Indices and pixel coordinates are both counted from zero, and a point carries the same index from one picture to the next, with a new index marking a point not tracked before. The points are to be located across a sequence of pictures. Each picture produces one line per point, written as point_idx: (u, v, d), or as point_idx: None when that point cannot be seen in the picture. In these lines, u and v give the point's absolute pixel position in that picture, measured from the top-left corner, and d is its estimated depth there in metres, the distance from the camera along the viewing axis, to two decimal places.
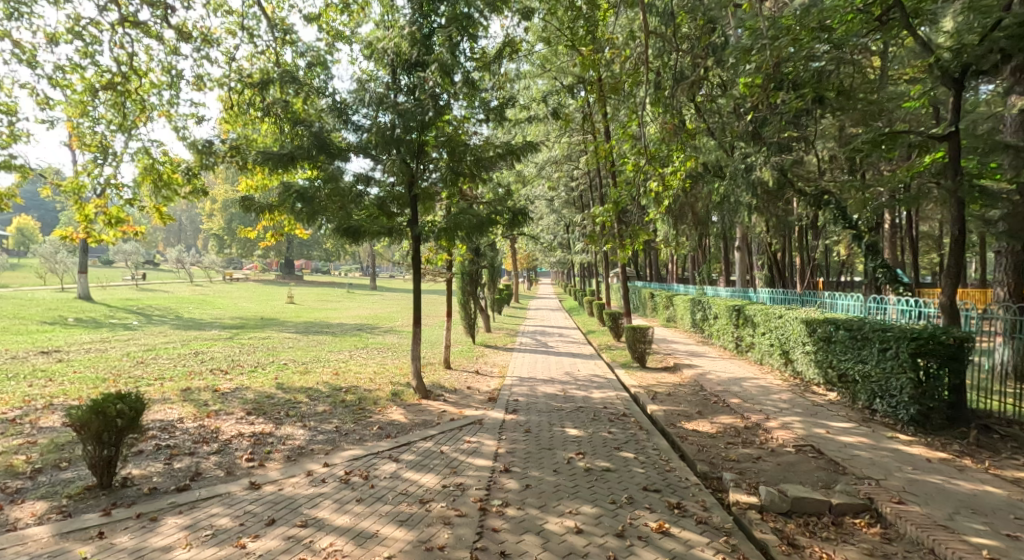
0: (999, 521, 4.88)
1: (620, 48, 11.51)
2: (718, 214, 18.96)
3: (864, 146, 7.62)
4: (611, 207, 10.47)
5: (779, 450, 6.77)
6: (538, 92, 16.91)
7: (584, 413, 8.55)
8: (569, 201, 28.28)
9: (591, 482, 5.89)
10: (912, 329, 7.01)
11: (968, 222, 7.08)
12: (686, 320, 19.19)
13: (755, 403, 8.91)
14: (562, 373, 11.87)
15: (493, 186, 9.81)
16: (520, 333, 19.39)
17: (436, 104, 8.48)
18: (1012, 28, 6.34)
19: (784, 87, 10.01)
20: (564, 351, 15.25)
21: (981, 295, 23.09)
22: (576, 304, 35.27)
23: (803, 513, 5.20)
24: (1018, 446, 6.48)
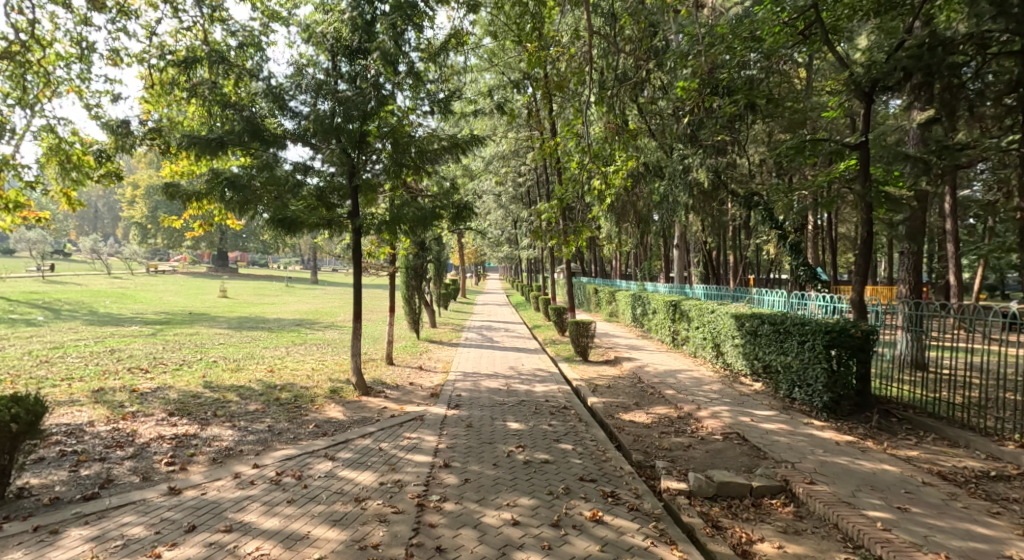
0: (893, 495, 5.37)
1: (565, 47, 11.74)
2: (659, 213, 19.61)
3: (789, 151, 8.18)
4: (554, 204, 10.71)
5: (708, 439, 7.16)
6: (483, 86, 17.00)
7: (526, 407, 8.78)
8: (516, 197, 28.49)
9: (530, 474, 6.10)
10: (826, 323, 7.56)
11: (875, 224, 7.73)
12: (627, 315, 19.78)
13: (688, 393, 9.37)
14: (507, 368, 12.07)
15: (438, 179, 9.88)
16: (466, 329, 19.27)
17: (378, 93, 8.43)
18: (912, 50, 6.90)
19: (720, 92, 10.39)
20: (509, 346, 15.37)
21: (889, 292, 24.86)
22: (520, 300, 35.58)
23: (727, 497, 5.56)
24: (913, 428, 7.13)
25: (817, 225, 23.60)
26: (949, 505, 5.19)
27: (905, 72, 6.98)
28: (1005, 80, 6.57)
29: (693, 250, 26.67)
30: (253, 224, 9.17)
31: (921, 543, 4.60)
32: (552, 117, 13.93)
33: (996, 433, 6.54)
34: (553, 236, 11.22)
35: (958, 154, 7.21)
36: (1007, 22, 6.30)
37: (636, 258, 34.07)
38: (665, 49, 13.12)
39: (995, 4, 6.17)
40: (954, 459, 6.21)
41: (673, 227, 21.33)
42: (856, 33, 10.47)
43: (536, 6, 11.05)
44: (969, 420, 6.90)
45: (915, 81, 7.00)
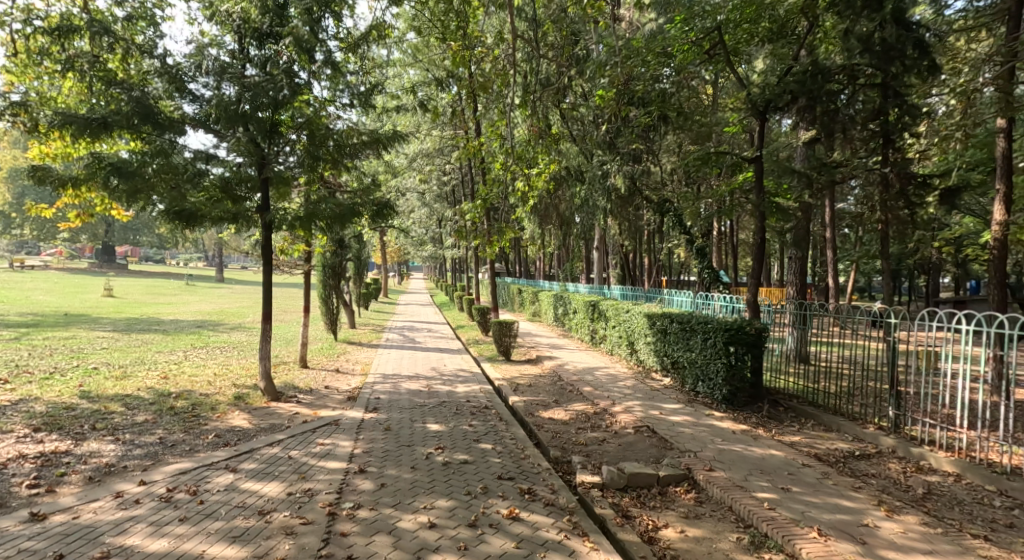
0: (779, 477, 5.93)
1: (490, 48, 11.87)
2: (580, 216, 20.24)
3: (696, 161, 8.77)
4: (478, 204, 10.86)
5: (621, 432, 7.57)
6: (407, 81, 16.96)
7: (447, 408, 8.91)
8: (441, 195, 28.49)
9: (448, 476, 6.24)
10: (726, 321, 8.16)
11: (767, 231, 8.40)
12: (549, 315, 20.25)
13: (604, 389, 9.82)
14: (428, 369, 12.16)
15: (358, 174, 9.84)
16: (387, 329, 19.23)
17: (291, 81, 8.25)
18: (799, 75, 7.64)
19: (636, 103, 10.93)
20: (431, 347, 15.50)
21: (784, 292, 26.91)
22: (444, 300, 35.44)
23: (637, 487, 5.94)
24: (797, 416, 7.91)
25: (724, 230, 25.14)
26: (823, 483, 5.80)
27: (792, 94, 7.72)
28: (867, 108, 7.71)
29: (612, 252, 27.62)
30: (143, 215, 8.76)
31: (798, 517, 5.09)
32: (478, 118, 14.10)
33: (864, 417, 7.36)
34: (477, 237, 11.32)
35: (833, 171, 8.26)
36: (872, 59, 7.18)
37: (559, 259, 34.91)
38: (587, 56, 13.56)
39: (862, 42, 7.07)
40: (827, 441, 6.94)
41: (593, 229, 22.03)
42: (755, 56, 11.35)
43: (461, 5, 11.17)
44: (842, 407, 7.71)
45: (801, 104, 7.80)
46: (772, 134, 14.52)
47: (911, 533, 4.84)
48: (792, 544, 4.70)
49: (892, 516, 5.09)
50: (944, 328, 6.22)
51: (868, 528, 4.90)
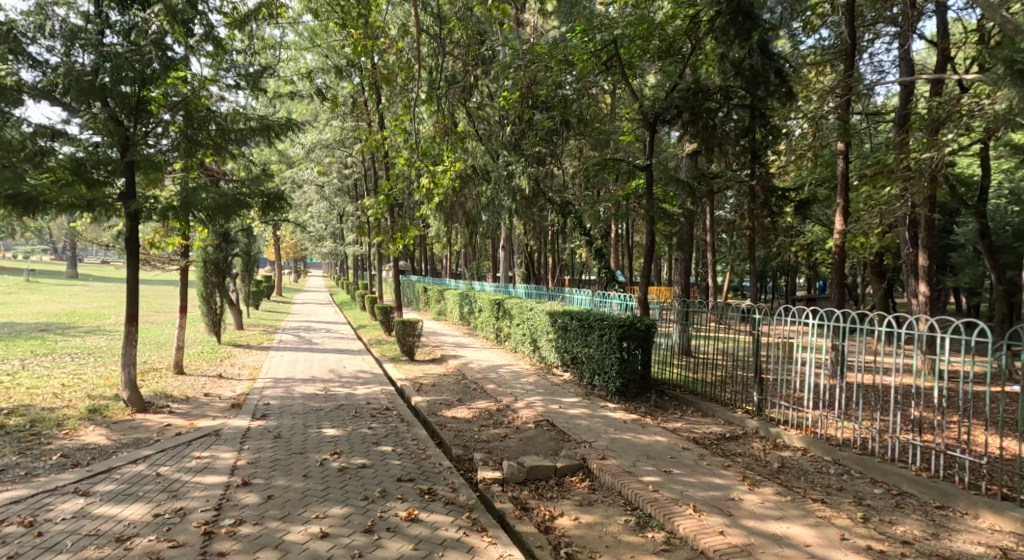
0: (662, 461, 6.42)
1: (394, 40, 11.73)
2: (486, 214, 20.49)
3: (594, 167, 9.29)
4: (380, 199, 10.76)
5: (522, 427, 7.86)
6: (304, 65, 16.40)
7: (345, 411, 8.81)
8: (341, 189, 27.74)
9: (344, 481, 6.14)
10: (619, 318, 8.69)
11: (656, 233, 9.00)
12: (455, 314, 20.36)
13: (507, 386, 10.11)
14: (326, 371, 11.91)
15: (246, 163, 9.44)
16: (279, 330, 18.59)
17: (162, 54, 7.51)
18: (684, 92, 8.29)
19: (540, 106, 11.35)
20: (328, 347, 15.16)
21: (671, 292, 28.60)
22: (343, 299, 34.45)
23: (535, 480, 6.22)
24: (680, 404, 8.65)
25: (620, 232, 26.37)
26: (699, 464, 6.37)
27: (677, 110, 8.40)
28: (740, 126, 8.46)
29: (515, 251, 28.13)
30: None
31: (677, 497, 5.54)
32: (380, 111, 13.85)
33: (734, 403, 8.19)
34: (379, 234, 11.14)
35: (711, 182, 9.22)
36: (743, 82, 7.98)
37: (465, 258, 35.09)
38: (493, 57, 13.74)
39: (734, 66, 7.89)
40: (704, 426, 7.65)
41: (500, 229, 22.28)
42: (646, 71, 12.16)
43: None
44: (717, 394, 8.51)
45: (686, 118, 8.46)
46: (663, 145, 15.51)
47: (767, 502, 5.43)
48: (671, 521, 5.11)
49: (753, 489, 5.70)
50: (800, 322, 7.05)
51: (734, 501, 5.45)
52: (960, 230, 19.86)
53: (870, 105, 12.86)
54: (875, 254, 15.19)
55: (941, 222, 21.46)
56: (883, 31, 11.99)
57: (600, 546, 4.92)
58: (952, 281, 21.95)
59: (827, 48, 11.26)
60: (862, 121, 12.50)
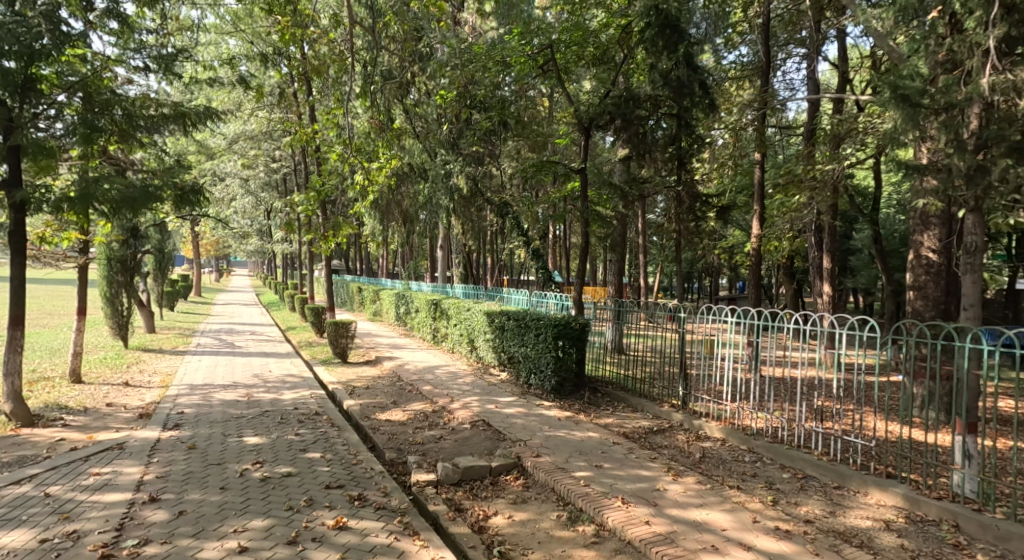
0: (594, 456, 6.62)
1: (325, 30, 11.41)
2: (423, 213, 20.35)
3: (530, 168, 9.47)
4: (311, 196, 10.43)
5: (458, 428, 7.89)
6: (226, 50, 15.72)
7: (270, 417, 8.52)
8: (268, 183, 26.81)
9: (267, 492, 5.88)
10: (554, 317, 8.90)
11: (590, 234, 9.22)
12: (390, 314, 20.14)
13: (443, 387, 10.12)
14: (250, 376, 11.48)
15: (157, 152, 8.96)
16: (198, 333, 17.76)
17: (55, 29, 6.97)
18: (614, 99, 8.81)
19: (478, 106, 11.43)
20: (253, 351, 14.64)
21: (605, 292, 29.31)
22: (270, 300, 33.27)
23: (470, 480, 6.27)
24: (611, 400, 8.95)
25: (555, 234, 26.79)
26: (628, 457, 6.61)
27: (610, 116, 8.89)
28: (668, 133, 8.99)
29: (452, 251, 28.06)
30: None
31: (607, 490, 5.74)
32: (311, 101, 13.49)
33: (661, 397, 8.54)
34: (309, 232, 10.90)
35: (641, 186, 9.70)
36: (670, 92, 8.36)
37: (402, 258, 34.71)
38: (431, 53, 13.66)
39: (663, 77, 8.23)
40: (634, 420, 7.97)
41: (438, 229, 22.18)
42: (582, 76, 12.43)
43: None
44: (646, 389, 8.85)
45: (618, 123, 8.97)
46: (599, 150, 15.90)
47: (689, 491, 5.71)
48: (600, 513, 5.29)
49: (677, 479, 5.99)
50: (721, 320, 7.58)
51: (659, 492, 5.70)
52: (858, 236, 21.52)
53: (784, 118, 13.71)
54: (786, 257, 16.21)
55: (841, 229, 23.19)
56: (794, 52, 12.89)
57: (533, 543, 5.02)
58: (850, 282, 23.68)
59: (746, 65, 12.06)
60: (778, 134, 13.31)
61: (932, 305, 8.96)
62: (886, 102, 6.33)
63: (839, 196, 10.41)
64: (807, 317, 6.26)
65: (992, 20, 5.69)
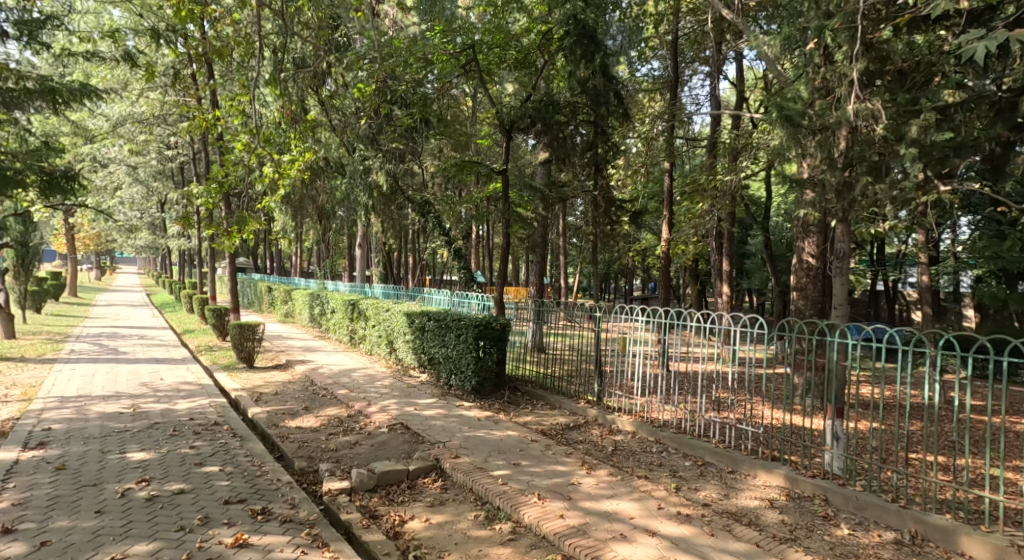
0: (512, 455, 6.74)
1: (229, 11, 10.81)
2: (336, 210, 19.82)
3: (451, 167, 9.51)
4: (211, 186, 9.65)
5: (374, 432, 7.76)
6: (109, 23, 14.41)
7: (160, 430, 7.84)
8: (162, 172, 25.05)
9: (154, 511, 5.40)
10: (475, 318, 8.99)
11: (511, 236, 9.36)
12: (303, 315, 19.52)
13: (360, 390, 9.93)
14: (138, 386, 10.61)
15: (20, 130, 8.47)
16: (75, 339, 16.25)
17: None
18: (536, 103, 8.94)
19: (397, 102, 11.30)
20: (141, 358, 13.58)
21: (524, 292, 29.74)
22: (165, 300, 31.16)
23: (386, 485, 6.17)
24: (530, 398, 9.17)
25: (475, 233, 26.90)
26: (544, 454, 6.79)
27: (530, 119, 9.05)
28: (586, 140, 9.28)
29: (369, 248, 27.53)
30: None
31: (524, 487, 5.87)
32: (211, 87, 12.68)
33: (578, 395, 8.82)
34: (210, 227, 10.15)
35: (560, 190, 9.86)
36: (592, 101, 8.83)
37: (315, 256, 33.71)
38: (347, 43, 13.34)
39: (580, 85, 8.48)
40: (551, 418, 8.18)
41: (355, 226, 21.70)
42: (505, 79, 12.63)
43: None
44: (564, 388, 9.11)
45: (538, 127, 9.10)
46: (518, 151, 16.16)
47: (601, 483, 5.95)
48: (517, 510, 5.39)
49: (590, 473, 6.21)
50: (632, 319, 7.96)
51: (573, 486, 5.89)
52: (753, 241, 23.07)
53: (690, 131, 14.49)
54: (692, 260, 17.10)
55: (739, 234, 24.74)
56: (699, 68, 13.73)
57: (450, 544, 5.03)
58: (748, 284, 25.31)
59: (659, 78, 12.67)
60: (685, 144, 14.02)
61: (810, 304, 9.75)
62: (774, 121, 7.29)
63: (737, 203, 11.18)
64: (710, 317, 6.69)
65: (855, 55, 6.29)
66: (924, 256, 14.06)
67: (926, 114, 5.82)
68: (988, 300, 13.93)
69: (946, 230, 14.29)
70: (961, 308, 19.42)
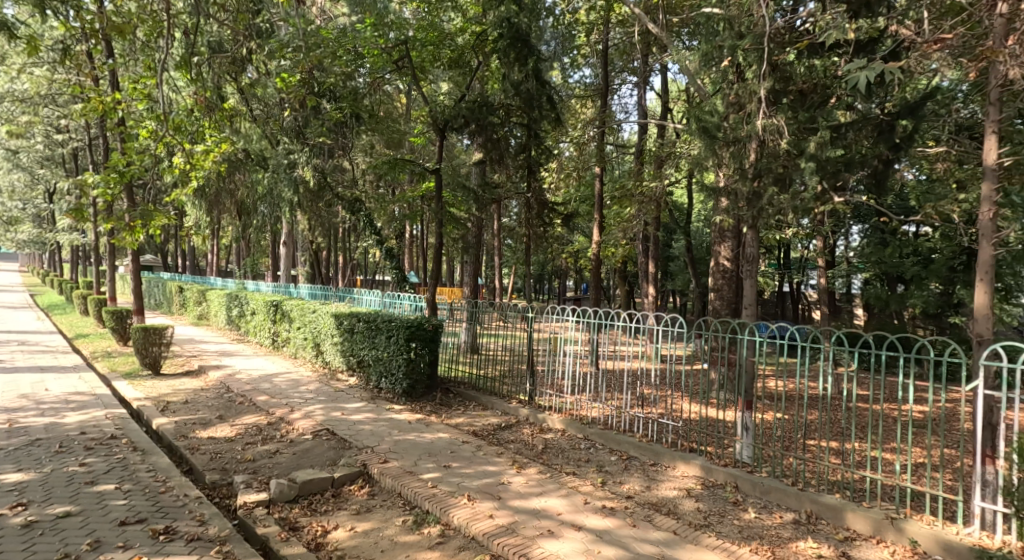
0: (443, 457, 6.73)
1: None
2: (255, 205, 19.01)
3: (383, 165, 9.40)
4: (110, 175, 8.13)
5: (297, 440, 7.50)
6: None
7: (45, 447, 7.24)
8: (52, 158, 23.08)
9: (37, 538, 4.97)
10: (407, 319, 8.93)
11: (444, 236, 9.37)
12: (220, 317, 18.65)
13: (282, 396, 9.59)
14: (19, 398, 9.70)
15: None
16: None
17: None
18: (470, 104, 9.01)
19: (326, 95, 10.99)
20: (24, 367, 12.46)
21: (454, 291, 29.69)
22: (60, 300, 28.83)
23: (309, 494, 5.97)
24: (463, 399, 9.20)
25: (409, 233, 26.64)
26: (474, 455, 6.82)
27: (464, 119, 9.10)
28: (519, 143, 9.42)
29: (294, 246, 26.66)
30: None
31: (453, 489, 5.86)
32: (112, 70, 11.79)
33: (510, 395, 8.93)
34: (106, 221, 8.39)
35: (493, 192, 9.87)
36: (526, 105, 9.00)
37: (235, 253, 32.29)
38: (272, 31, 12.86)
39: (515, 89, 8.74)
40: (483, 418, 8.23)
41: (279, 224, 20.94)
42: (439, 77, 12.63)
43: None
44: (497, 388, 9.19)
45: (472, 127, 9.17)
46: (451, 151, 16.13)
47: (531, 482, 6.05)
48: (446, 513, 5.38)
49: (520, 471, 6.30)
50: (564, 319, 8.16)
51: (503, 485, 5.96)
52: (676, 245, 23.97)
53: (620, 138, 14.92)
54: (620, 263, 17.55)
55: (664, 238, 25.66)
56: (628, 77, 14.22)
57: (375, 552, 4.96)
58: (672, 285, 26.27)
59: (592, 84, 13.01)
60: (616, 150, 14.41)
61: (726, 305, 10.41)
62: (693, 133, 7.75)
63: (662, 208, 11.61)
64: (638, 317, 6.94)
65: (761, 74, 6.61)
66: (823, 261, 15.07)
67: (825, 132, 6.29)
68: (871, 300, 15.06)
69: (837, 237, 15.41)
70: (853, 308, 21.04)
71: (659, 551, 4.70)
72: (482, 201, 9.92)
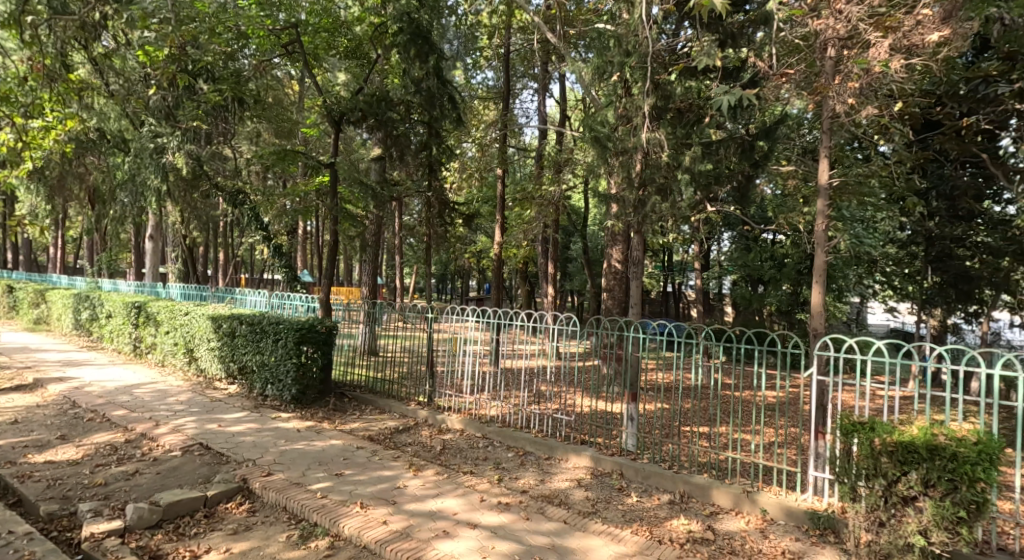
0: (334, 465, 6.55)
1: None
2: (115, 197, 17.38)
3: (273, 155, 8.96)
4: None
5: (162, 458, 6.94)
6: None
7: None
8: None
9: None
10: (296, 321, 8.63)
11: (337, 236, 9.09)
12: (66, 321, 16.82)
13: (146, 409, 8.83)
14: None
15: None
16: None
17: None
18: (367, 98, 8.96)
19: (204, 77, 10.23)
20: None
21: (345, 290, 28.85)
22: None
23: (175, 517, 5.54)
24: (358, 403, 9.00)
25: (302, 230, 25.60)
26: (369, 461, 6.70)
27: (361, 112, 8.98)
28: (419, 141, 9.32)
29: (165, 240, 24.66)
30: None
31: (345, 498, 5.71)
32: None
33: (408, 396, 8.88)
34: None
35: (391, 189, 9.73)
36: (427, 105, 8.93)
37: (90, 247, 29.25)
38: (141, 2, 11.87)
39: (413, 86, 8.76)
40: (380, 421, 8.12)
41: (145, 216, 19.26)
42: (335, 67, 12.23)
43: None
44: (394, 390, 9.08)
45: (369, 121, 9.07)
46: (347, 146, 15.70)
47: (427, 483, 6.04)
48: (337, 524, 5.23)
49: (417, 474, 6.28)
50: (463, 319, 8.21)
51: (398, 489, 5.91)
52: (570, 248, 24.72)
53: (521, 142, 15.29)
54: (518, 264, 17.83)
55: (561, 240, 26.44)
56: (528, 82, 14.64)
57: None
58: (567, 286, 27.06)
59: (494, 86, 13.25)
60: (516, 153, 14.70)
61: (617, 305, 10.91)
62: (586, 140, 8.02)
63: (558, 211, 11.97)
64: (535, 316, 7.16)
65: (646, 91, 6.95)
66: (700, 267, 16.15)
67: None
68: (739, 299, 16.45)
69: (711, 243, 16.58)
70: (725, 306, 22.82)
71: (550, 542, 4.87)
72: (378, 199, 9.73)
